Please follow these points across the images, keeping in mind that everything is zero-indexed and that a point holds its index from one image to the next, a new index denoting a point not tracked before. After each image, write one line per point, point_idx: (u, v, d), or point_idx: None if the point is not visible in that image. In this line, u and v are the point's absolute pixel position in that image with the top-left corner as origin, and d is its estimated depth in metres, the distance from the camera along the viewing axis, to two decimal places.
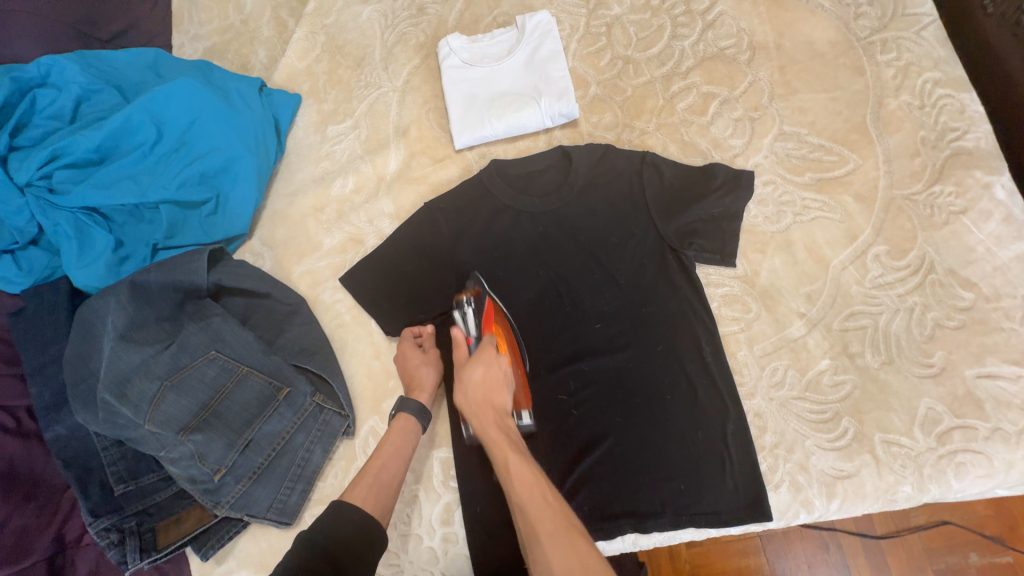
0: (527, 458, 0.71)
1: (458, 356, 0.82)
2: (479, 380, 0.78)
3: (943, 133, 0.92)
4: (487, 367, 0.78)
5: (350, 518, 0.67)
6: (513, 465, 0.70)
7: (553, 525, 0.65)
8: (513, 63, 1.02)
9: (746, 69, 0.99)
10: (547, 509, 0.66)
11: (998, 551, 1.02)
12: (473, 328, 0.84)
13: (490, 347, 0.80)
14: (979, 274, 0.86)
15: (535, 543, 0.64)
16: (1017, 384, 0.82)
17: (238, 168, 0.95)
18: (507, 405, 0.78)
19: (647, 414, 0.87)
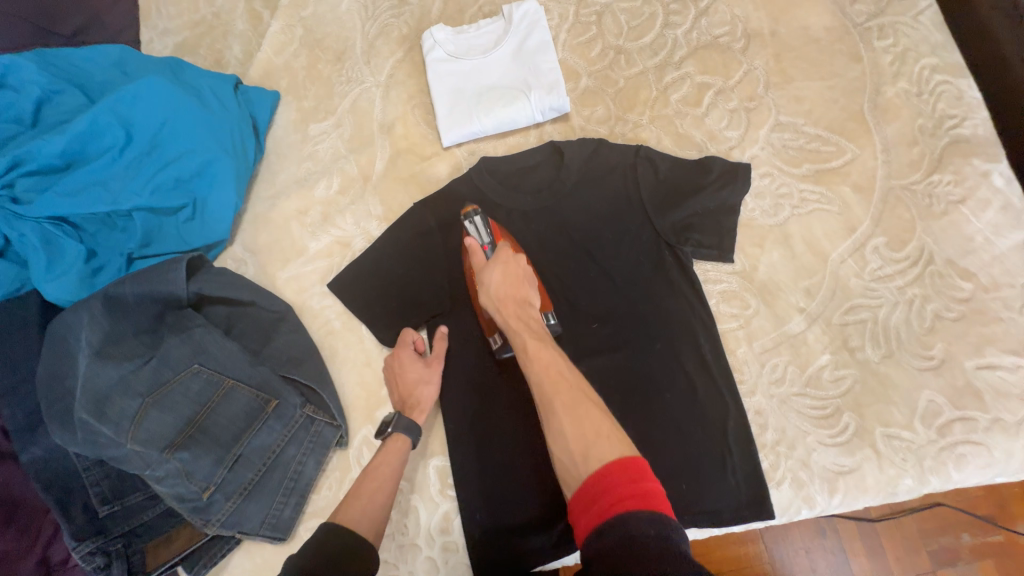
0: (545, 341, 0.73)
1: (475, 262, 0.83)
2: (498, 279, 0.79)
3: (941, 121, 0.90)
4: (504, 266, 0.79)
5: (338, 534, 0.65)
6: (529, 344, 0.72)
7: (563, 392, 0.66)
8: (501, 55, 0.98)
9: (740, 58, 0.96)
10: (562, 380, 0.68)
11: (990, 529, 1.03)
12: (486, 235, 0.84)
13: (506, 249, 0.81)
14: (978, 264, 0.85)
15: (553, 413, 0.66)
16: (1017, 374, 0.81)
17: (215, 170, 0.90)
18: (529, 298, 0.79)
19: (648, 414, 0.85)
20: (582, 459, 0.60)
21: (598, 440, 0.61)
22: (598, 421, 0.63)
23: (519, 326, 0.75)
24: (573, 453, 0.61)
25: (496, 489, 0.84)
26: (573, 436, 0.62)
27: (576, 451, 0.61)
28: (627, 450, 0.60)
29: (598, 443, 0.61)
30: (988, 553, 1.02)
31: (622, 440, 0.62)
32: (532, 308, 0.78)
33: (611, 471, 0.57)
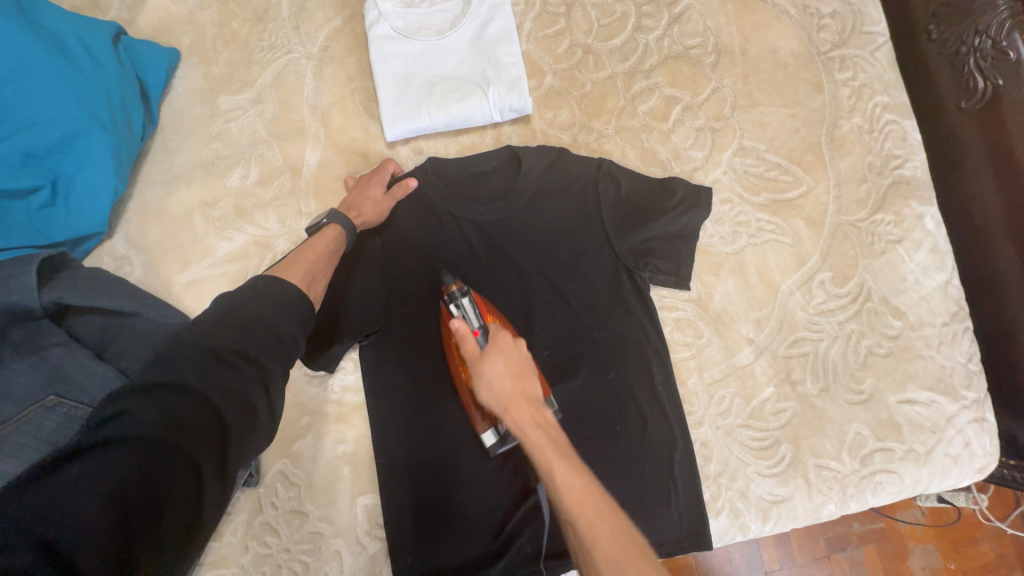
0: (569, 460, 0.62)
1: (468, 351, 0.69)
2: (502, 371, 0.68)
3: (887, 160, 0.92)
4: (507, 357, 0.68)
5: (194, 406, 0.49)
6: (553, 469, 0.61)
7: (602, 535, 0.56)
8: (458, 40, 0.86)
9: (709, 74, 0.92)
10: (597, 518, 0.57)
11: (872, 517, 1.12)
12: (477, 318, 0.71)
13: (505, 332, 0.70)
14: (908, 302, 0.89)
15: (586, 557, 0.56)
16: (930, 408, 0.87)
17: (83, 145, 0.71)
18: (537, 393, 0.69)
19: (592, 442, 0.82)
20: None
21: None
22: (643, 571, 0.54)
23: (538, 437, 0.64)
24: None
25: (433, 526, 0.77)
26: None
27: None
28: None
29: None
30: (872, 539, 1.11)
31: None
32: (546, 406, 0.68)
33: None
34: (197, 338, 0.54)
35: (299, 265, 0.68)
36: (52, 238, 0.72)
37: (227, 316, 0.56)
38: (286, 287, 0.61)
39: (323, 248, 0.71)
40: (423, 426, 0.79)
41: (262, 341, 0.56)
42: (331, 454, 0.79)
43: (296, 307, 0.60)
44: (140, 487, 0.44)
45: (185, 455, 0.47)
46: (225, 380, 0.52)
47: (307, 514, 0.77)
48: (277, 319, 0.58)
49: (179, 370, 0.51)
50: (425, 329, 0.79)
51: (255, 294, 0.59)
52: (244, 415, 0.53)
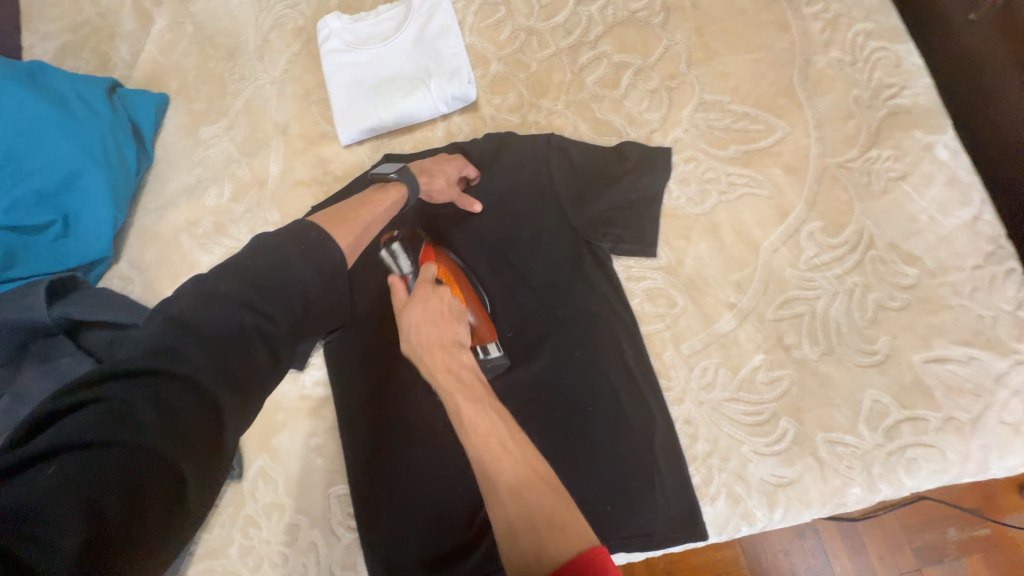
0: (481, 400, 0.57)
1: (396, 300, 0.67)
2: (419, 318, 0.63)
3: (878, 91, 0.82)
4: (425, 303, 0.64)
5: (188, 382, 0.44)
6: (462, 406, 0.56)
7: (506, 467, 0.51)
8: (402, 43, 0.90)
9: (660, 34, 0.88)
10: (503, 456, 0.52)
11: (974, 522, 0.91)
12: (408, 265, 0.72)
13: (427, 280, 0.67)
14: (923, 246, 0.77)
15: (492, 496, 0.51)
16: (969, 367, 0.73)
17: (86, 182, 0.82)
18: (462, 337, 0.64)
19: (564, 429, 0.75)
20: (534, 555, 0.46)
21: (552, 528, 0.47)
22: (549, 506, 0.49)
23: (449, 378, 0.58)
24: (524, 553, 0.46)
25: (400, 521, 0.75)
26: (517, 517, 0.48)
27: (523, 538, 0.47)
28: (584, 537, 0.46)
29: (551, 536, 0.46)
30: (975, 550, 0.91)
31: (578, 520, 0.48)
32: (464, 349, 0.63)
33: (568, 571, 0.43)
34: (225, 303, 0.49)
35: (352, 224, 0.62)
36: (66, 264, 0.82)
37: (264, 276, 0.51)
38: (331, 248, 0.55)
39: (383, 209, 0.68)
40: (388, 418, 0.78)
41: (283, 302, 0.51)
42: (304, 448, 0.81)
43: (331, 264, 0.55)
44: (123, 494, 0.37)
45: (172, 456, 0.41)
46: (234, 364, 0.47)
47: (283, 506, 0.79)
48: (309, 281, 0.53)
49: (186, 347, 0.46)
50: (383, 320, 0.80)
51: (292, 245, 0.53)
52: (242, 407, 0.48)
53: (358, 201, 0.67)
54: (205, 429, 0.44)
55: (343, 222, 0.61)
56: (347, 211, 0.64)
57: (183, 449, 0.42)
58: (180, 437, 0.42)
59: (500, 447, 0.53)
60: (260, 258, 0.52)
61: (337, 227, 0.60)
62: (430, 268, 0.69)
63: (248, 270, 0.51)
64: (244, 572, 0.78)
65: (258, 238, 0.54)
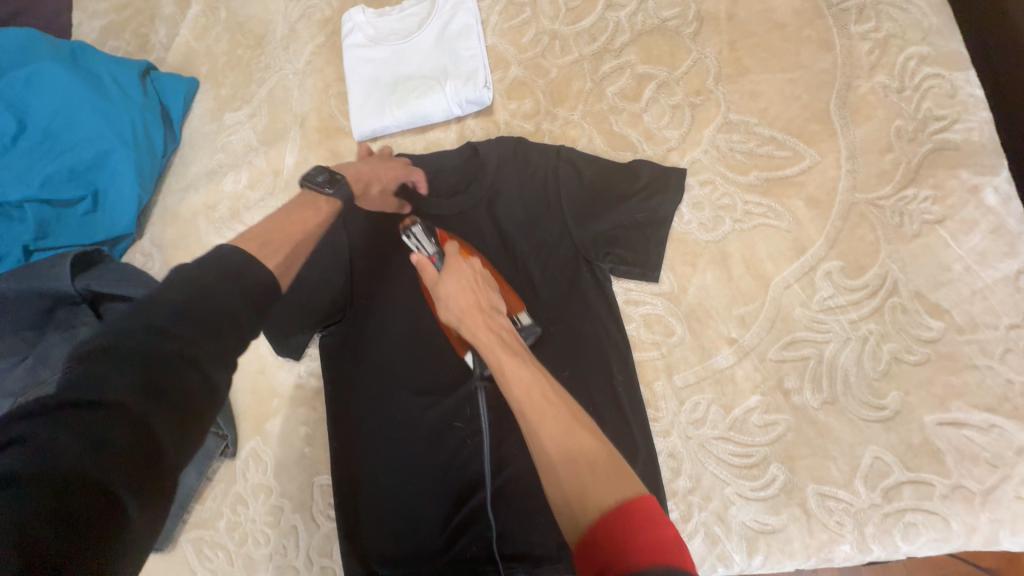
0: (520, 355, 0.62)
1: (427, 277, 0.71)
2: (457, 290, 0.69)
3: (925, 123, 0.75)
4: (459, 277, 0.69)
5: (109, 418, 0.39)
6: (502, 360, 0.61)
7: (550, 418, 0.54)
8: (422, 41, 0.89)
9: (690, 46, 0.84)
10: (547, 409, 0.55)
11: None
12: (431, 245, 0.74)
13: (457, 255, 0.72)
14: (953, 298, 0.70)
15: (537, 447, 0.54)
16: (988, 435, 0.67)
17: (114, 161, 0.87)
18: (495, 304, 0.70)
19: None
20: (579, 505, 0.48)
21: (595, 478, 0.49)
22: (592, 459, 0.51)
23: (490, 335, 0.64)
24: (566, 493, 0.49)
25: (376, 514, 0.77)
26: (558, 453, 0.51)
27: (566, 482, 0.50)
28: (630, 487, 0.49)
29: (594, 485, 0.49)
30: None
31: (618, 475, 0.50)
32: (501, 314, 0.69)
33: (616, 513, 0.46)
34: (151, 329, 0.44)
35: (283, 242, 0.63)
36: (94, 238, 0.87)
37: (191, 294, 0.46)
38: (261, 273, 0.51)
39: (316, 219, 0.70)
40: (379, 415, 0.80)
41: (218, 318, 0.46)
42: (294, 434, 0.85)
43: (258, 287, 0.50)
44: (50, 531, 0.34)
45: (104, 489, 0.37)
46: (167, 387, 0.42)
47: (270, 487, 0.83)
48: (241, 302, 0.48)
49: (112, 372, 0.41)
50: (382, 320, 0.82)
51: (212, 275, 0.48)
52: (183, 431, 0.42)
53: (289, 216, 0.67)
54: (139, 458, 0.39)
55: (274, 241, 0.62)
56: (280, 231, 0.64)
57: (114, 480, 0.38)
58: (110, 469, 0.38)
59: (541, 398, 0.56)
60: (179, 291, 0.46)
61: (264, 248, 0.60)
62: (456, 248, 0.73)
63: (177, 292, 0.46)
64: (231, 544, 0.83)
65: (176, 272, 0.49)
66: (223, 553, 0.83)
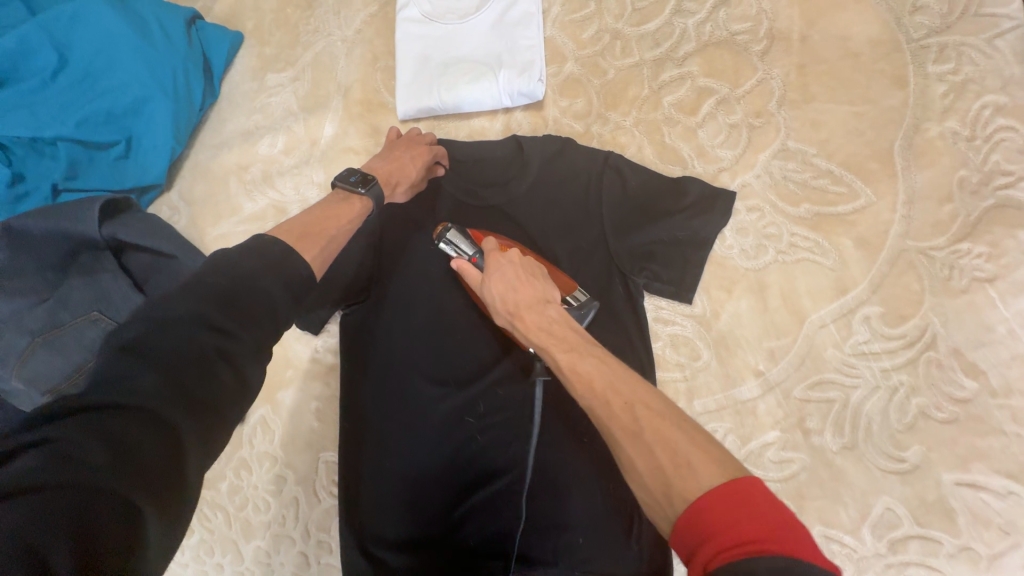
0: (576, 348, 0.57)
1: (470, 280, 0.67)
2: (499, 287, 0.64)
3: (990, 177, 0.72)
4: (500, 271, 0.64)
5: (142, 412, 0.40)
6: (561, 361, 0.57)
7: (617, 413, 0.50)
8: (479, 23, 0.86)
9: (757, 64, 0.81)
10: (613, 400, 0.51)
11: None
12: (470, 247, 0.70)
13: (495, 249, 0.67)
14: (991, 359, 0.69)
15: (615, 443, 0.50)
16: (1005, 502, 0.66)
17: (153, 110, 0.86)
18: (544, 292, 0.63)
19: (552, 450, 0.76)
20: (667, 500, 0.45)
21: (680, 471, 0.45)
22: (670, 442, 0.47)
23: (542, 335, 0.59)
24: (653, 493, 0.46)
25: (379, 495, 0.77)
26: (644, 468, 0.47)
27: (655, 490, 0.46)
28: (722, 471, 0.44)
29: (683, 481, 0.45)
30: None
31: (704, 454, 0.46)
32: (552, 304, 0.62)
33: (710, 509, 0.42)
34: (184, 323, 0.45)
35: (314, 238, 0.63)
36: (123, 184, 0.86)
37: (227, 287, 0.48)
38: (298, 261, 0.54)
39: (345, 218, 0.68)
40: (392, 399, 0.79)
41: (253, 311, 0.48)
42: (304, 408, 0.85)
43: (296, 277, 0.53)
44: (69, 538, 0.33)
45: (125, 493, 0.37)
46: (193, 389, 0.43)
47: (275, 457, 0.84)
48: (278, 296, 0.51)
49: (140, 371, 0.42)
50: (407, 303, 0.81)
51: (254, 258, 0.51)
52: (207, 433, 0.43)
53: (320, 211, 0.67)
54: (163, 460, 0.39)
55: (306, 238, 0.62)
56: (311, 227, 0.64)
57: (136, 483, 0.37)
58: (132, 472, 0.37)
59: (604, 388, 0.52)
60: (224, 275, 0.49)
61: (298, 242, 0.61)
62: (492, 240, 0.69)
63: (214, 280, 0.49)
64: (231, 507, 0.84)
65: (219, 255, 0.52)
66: (222, 514, 0.84)
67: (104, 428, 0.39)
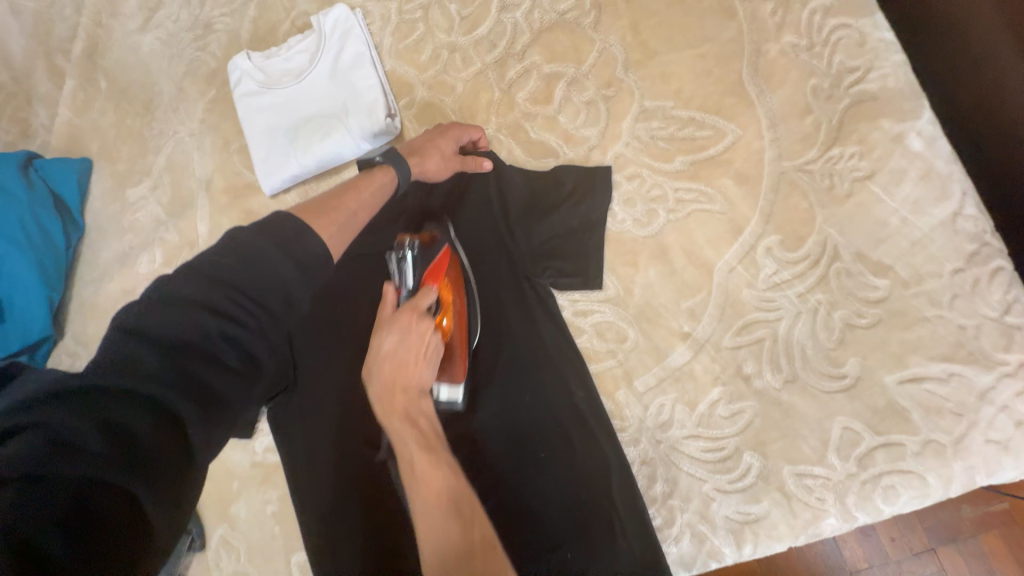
0: (437, 451, 0.53)
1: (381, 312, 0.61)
2: (390, 350, 0.57)
3: (840, 77, 0.72)
4: (404, 335, 0.57)
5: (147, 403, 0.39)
6: (414, 456, 0.52)
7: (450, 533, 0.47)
8: (316, 77, 0.84)
9: (592, 36, 0.80)
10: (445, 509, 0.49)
11: (988, 498, 0.83)
12: (411, 280, 0.61)
13: (419, 309, 0.59)
14: (895, 253, 0.69)
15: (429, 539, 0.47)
16: (950, 385, 0.66)
17: (11, 266, 0.81)
18: (427, 382, 0.59)
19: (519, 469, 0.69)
20: None
21: None
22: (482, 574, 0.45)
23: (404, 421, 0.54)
24: None
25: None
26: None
27: None
28: None
29: None
30: (994, 525, 0.83)
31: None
32: (426, 397, 0.58)
33: None
34: (191, 306, 0.42)
35: (335, 215, 0.55)
36: (9, 350, 0.81)
37: (237, 271, 0.44)
38: (312, 240, 0.48)
39: (369, 194, 0.61)
40: (337, 474, 0.72)
41: (261, 292, 0.44)
42: (262, 514, 0.81)
43: (308, 256, 0.47)
44: (67, 530, 0.33)
45: (119, 483, 0.36)
46: (196, 380, 0.41)
47: (248, 573, 0.80)
48: (290, 278, 0.46)
49: (142, 356, 0.40)
50: (325, 376, 0.75)
51: (262, 238, 0.46)
52: (211, 422, 0.41)
53: (342, 186, 0.60)
54: (164, 448, 0.38)
55: (326, 214, 0.54)
56: (330, 203, 0.57)
57: (140, 473, 0.37)
58: (135, 465, 0.37)
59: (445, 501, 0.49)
60: (229, 256, 0.45)
61: (319, 220, 0.53)
62: (429, 297, 0.59)
63: (226, 262, 0.44)
64: None
65: (231, 233, 0.47)
66: None
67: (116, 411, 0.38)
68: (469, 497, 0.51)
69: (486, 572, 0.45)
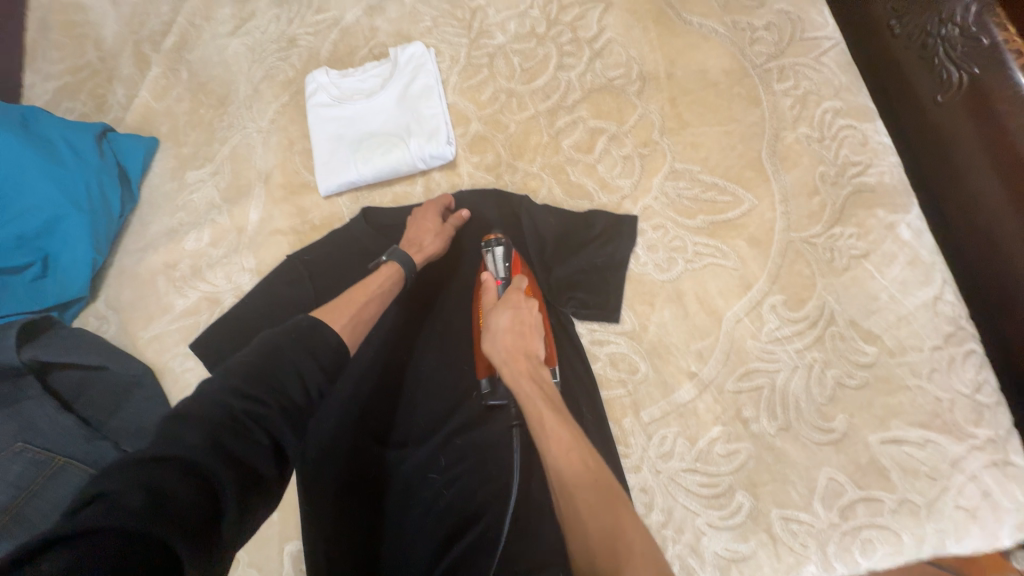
0: (562, 410, 0.58)
1: (486, 301, 0.73)
2: (507, 325, 0.67)
3: (844, 168, 0.84)
4: (515, 311, 0.68)
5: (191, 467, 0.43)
6: (543, 412, 0.57)
7: (584, 482, 0.50)
8: (385, 100, 0.93)
9: (635, 102, 0.92)
10: (579, 465, 0.52)
11: None
12: (502, 270, 0.77)
13: (518, 291, 0.72)
14: (882, 324, 0.78)
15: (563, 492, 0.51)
16: (925, 450, 0.73)
17: (66, 226, 0.85)
18: (540, 354, 0.66)
19: (527, 477, 0.72)
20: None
21: (628, 551, 0.45)
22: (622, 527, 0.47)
23: (530, 385, 0.61)
24: (595, 569, 0.45)
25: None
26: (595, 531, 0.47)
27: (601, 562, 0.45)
28: (656, 566, 0.45)
29: (628, 561, 0.44)
30: None
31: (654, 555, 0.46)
32: (544, 366, 0.65)
33: None
34: (225, 394, 0.50)
35: (343, 308, 0.66)
36: (44, 304, 0.84)
37: (259, 364, 0.53)
38: (323, 333, 0.59)
39: (376, 285, 0.72)
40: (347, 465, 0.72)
41: (279, 384, 0.53)
42: None
43: (320, 346, 0.57)
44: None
45: (165, 534, 0.38)
46: (233, 455, 0.46)
47: (237, 559, 0.79)
48: (309, 369, 0.56)
49: (187, 434, 0.46)
50: (356, 371, 0.79)
51: (283, 337, 0.57)
52: (246, 492, 0.46)
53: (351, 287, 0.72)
54: (201, 511, 0.41)
55: (334, 309, 0.66)
56: (341, 299, 0.68)
57: (177, 526, 0.39)
58: (176, 520, 0.39)
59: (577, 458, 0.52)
60: (255, 352, 0.55)
61: (329, 315, 0.64)
62: (521, 279, 0.74)
63: (248, 358, 0.54)
64: None
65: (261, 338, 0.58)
66: None
67: (166, 474, 0.42)
68: (592, 452, 0.54)
69: (622, 512, 0.48)
